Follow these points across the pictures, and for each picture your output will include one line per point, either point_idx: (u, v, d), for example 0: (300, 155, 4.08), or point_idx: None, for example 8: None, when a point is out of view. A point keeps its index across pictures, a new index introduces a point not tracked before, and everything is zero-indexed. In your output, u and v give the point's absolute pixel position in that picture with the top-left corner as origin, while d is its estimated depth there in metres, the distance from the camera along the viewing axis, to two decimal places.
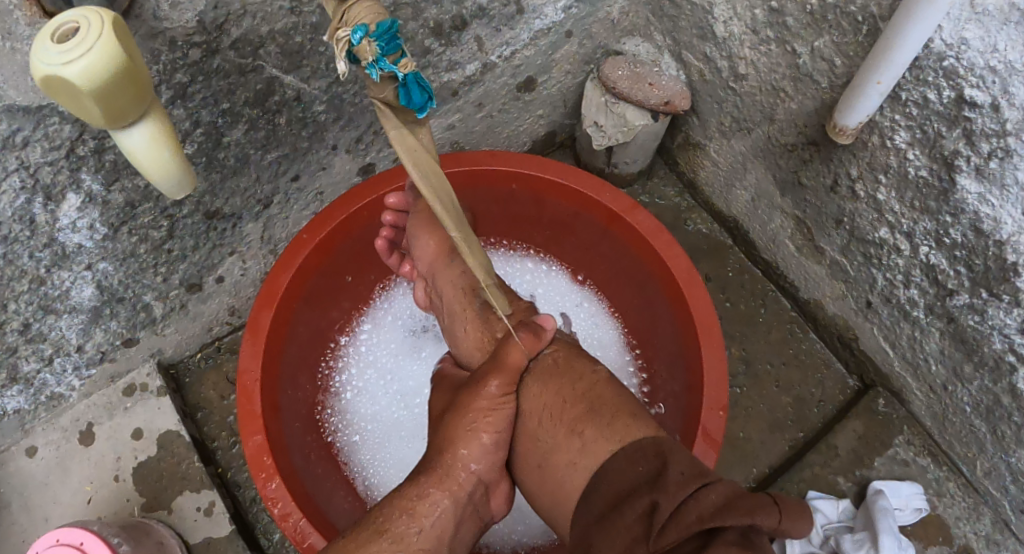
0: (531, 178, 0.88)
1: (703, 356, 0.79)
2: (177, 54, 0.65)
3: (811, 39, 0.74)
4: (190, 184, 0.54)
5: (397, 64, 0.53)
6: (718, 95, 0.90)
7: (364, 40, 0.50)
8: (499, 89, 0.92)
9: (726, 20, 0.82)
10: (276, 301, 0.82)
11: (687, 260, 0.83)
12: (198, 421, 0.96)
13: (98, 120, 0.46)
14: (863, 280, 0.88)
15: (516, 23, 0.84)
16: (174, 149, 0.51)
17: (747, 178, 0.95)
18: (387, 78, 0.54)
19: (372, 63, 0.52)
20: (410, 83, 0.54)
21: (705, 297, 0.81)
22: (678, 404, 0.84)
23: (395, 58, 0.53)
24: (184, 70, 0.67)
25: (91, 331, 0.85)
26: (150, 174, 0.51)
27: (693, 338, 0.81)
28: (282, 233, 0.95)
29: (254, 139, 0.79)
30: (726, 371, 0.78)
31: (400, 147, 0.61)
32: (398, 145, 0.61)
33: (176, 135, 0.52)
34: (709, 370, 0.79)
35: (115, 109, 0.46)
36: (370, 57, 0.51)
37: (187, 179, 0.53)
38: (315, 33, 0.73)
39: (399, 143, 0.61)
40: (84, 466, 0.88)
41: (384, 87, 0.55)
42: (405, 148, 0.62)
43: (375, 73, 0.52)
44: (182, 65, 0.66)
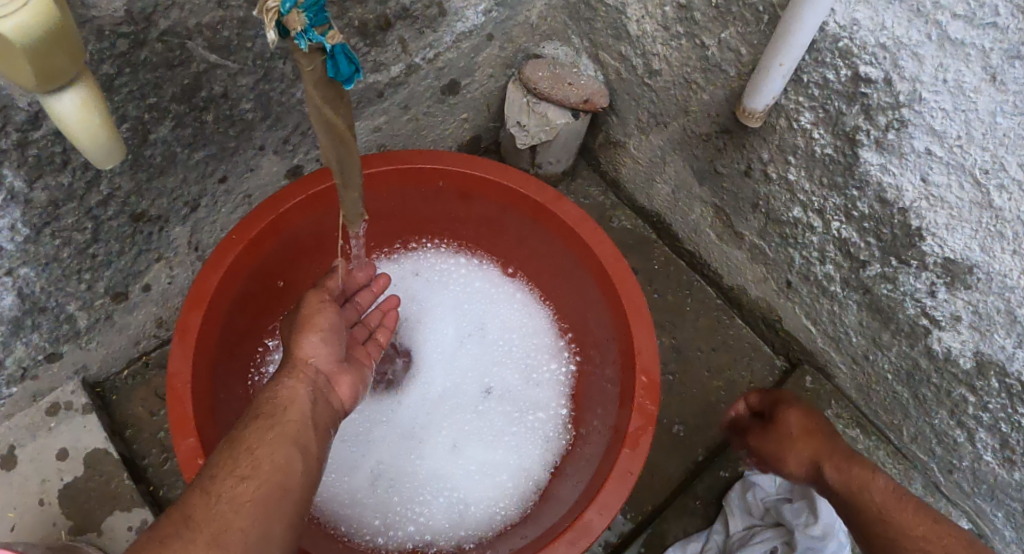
0: (458, 175, 0.89)
1: (635, 337, 0.82)
2: (103, 45, 0.65)
3: (718, 31, 0.79)
4: (119, 152, 0.55)
5: (325, 36, 0.53)
6: (635, 92, 0.96)
7: (293, 10, 0.50)
8: (424, 91, 0.95)
9: (639, 18, 0.88)
10: (205, 303, 0.80)
11: (614, 246, 0.85)
12: (127, 439, 0.92)
13: (32, 82, 0.47)
14: (782, 260, 0.93)
15: (439, 26, 0.87)
16: (104, 114, 0.52)
17: (667, 172, 1.00)
18: (314, 51, 0.54)
19: (301, 34, 0.51)
20: (338, 55, 0.55)
21: (634, 281, 0.83)
22: (614, 387, 0.86)
23: (322, 31, 0.53)
24: (111, 61, 0.66)
25: (10, 344, 0.81)
26: (81, 140, 0.52)
27: (624, 321, 0.83)
28: (210, 239, 0.94)
29: (181, 137, 0.78)
30: (658, 350, 0.81)
31: (331, 124, 0.62)
32: (329, 122, 0.62)
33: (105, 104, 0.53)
34: (641, 350, 0.81)
35: (49, 69, 0.46)
36: (299, 28, 0.51)
37: (117, 147, 0.54)
38: (242, 28, 0.74)
39: (329, 121, 0.62)
40: (5, 492, 0.82)
41: (311, 59, 0.55)
42: (335, 124, 0.63)
43: (304, 44, 0.52)
44: (108, 55, 0.66)
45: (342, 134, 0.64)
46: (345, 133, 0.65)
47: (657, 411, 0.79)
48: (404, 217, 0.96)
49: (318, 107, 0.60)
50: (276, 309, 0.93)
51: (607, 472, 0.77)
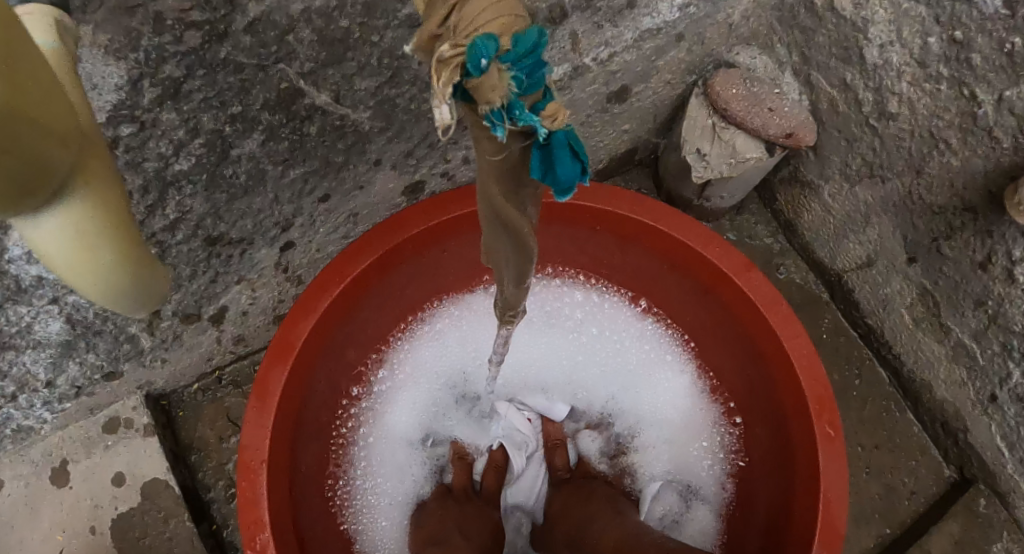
0: (618, 219, 0.69)
1: (821, 476, 0.61)
2: (166, 38, 0.46)
3: (1002, 86, 0.58)
4: (149, 286, 0.33)
5: (538, 111, 0.31)
6: (850, 131, 0.72)
7: (495, 72, 0.28)
8: (586, 98, 0.71)
9: (883, 44, 0.65)
10: (293, 355, 0.65)
11: (809, 343, 0.64)
12: (190, 465, 0.81)
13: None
14: (994, 372, 0.73)
15: (621, 18, 0.64)
16: (120, 239, 0.30)
17: (868, 233, 0.77)
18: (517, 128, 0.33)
19: (499, 113, 0.29)
20: (559, 147, 0.32)
21: (829, 403, 0.63)
22: (778, 523, 0.66)
23: (533, 101, 0.31)
24: (176, 60, 0.48)
25: (63, 365, 0.70)
26: (82, 279, 0.30)
27: (804, 442, 0.63)
28: (303, 259, 0.75)
29: (274, 152, 0.60)
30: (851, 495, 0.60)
31: (506, 221, 0.40)
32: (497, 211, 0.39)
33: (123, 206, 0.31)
34: (830, 492, 0.61)
35: (5, 199, 0.25)
36: (500, 102, 0.29)
37: (145, 284, 0.32)
38: (368, 16, 0.53)
39: (509, 221, 0.40)
40: (56, 510, 0.76)
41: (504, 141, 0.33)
42: (512, 222, 0.40)
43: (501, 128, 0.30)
44: (172, 53, 0.47)
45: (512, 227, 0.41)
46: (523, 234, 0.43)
47: None
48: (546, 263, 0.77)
49: (488, 193, 0.38)
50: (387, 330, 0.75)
51: None
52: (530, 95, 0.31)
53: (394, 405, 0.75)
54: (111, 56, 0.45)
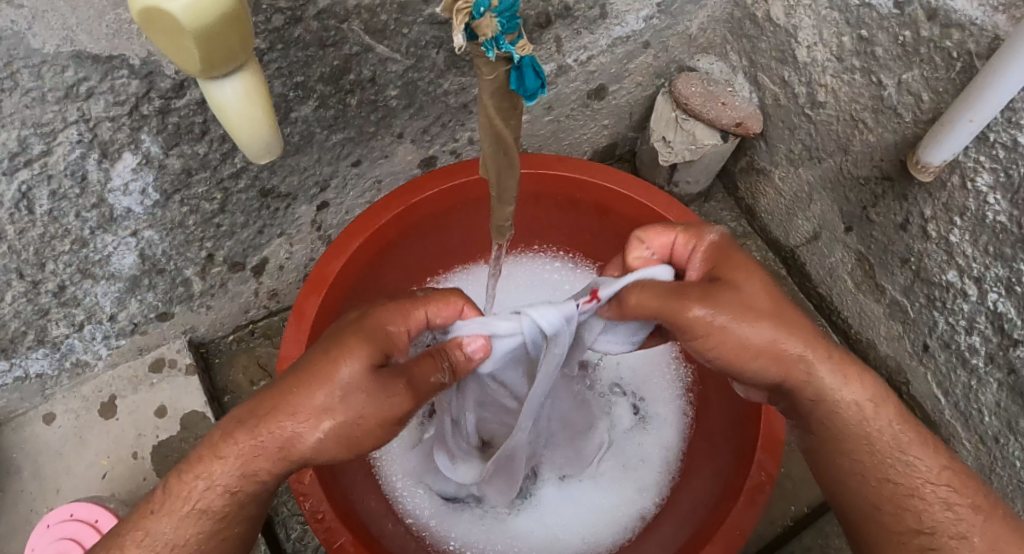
0: (595, 189, 0.82)
1: None
2: (260, 18, 0.61)
3: (900, 72, 0.74)
4: (276, 151, 0.48)
5: (514, 45, 0.47)
6: (792, 121, 0.87)
7: (487, 15, 0.44)
8: (571, 93, 0.87)
9: (811, 45, 0.81)
10: (326, 287, 0.76)
11: None
12: (224, 405, 0.91)
13: (195, 67, 0.41)
14: (923, 324, 0.85)
15: (598, 26, 0.80)
16: (266, 104, 0.45)
17: (812, 209, 0.91)
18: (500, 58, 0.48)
19: (490, 42, 0.45)
20: (525, 69, 0.48)
21: None
22: (730, 440, 0.77)
23: (511, 38, 0.47)
24: (264, 36, 0.62)
25: (126, 301, 0.82)
26: (237, 131, 0.45)
27: None
28: (333, 220, 0.87)
29: (322, 118, 0.74)
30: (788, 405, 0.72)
31: (498, 135, 0.55)
32: (491, 125, 0.54)
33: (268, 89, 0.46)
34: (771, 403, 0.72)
35: (215, 55, 0.40)
36: (490, 34, 0.45)
37: (273, 147, 0.47)
38: (401, 13, 0.68)
39: (500, 136, 0.55)
40: (102, 439, 0.87)
41: (494, 67, 0.49)
42: (502, 136, 0.55)
43: (491, 52, 0.46)
44: (262, 30, 0.62)
45: (504, 142, 0.55)
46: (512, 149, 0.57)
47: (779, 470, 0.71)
48: (536, 230, 0.90)
49: (487, 111, 0.52)
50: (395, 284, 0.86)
51: (714, 526, 0.70)
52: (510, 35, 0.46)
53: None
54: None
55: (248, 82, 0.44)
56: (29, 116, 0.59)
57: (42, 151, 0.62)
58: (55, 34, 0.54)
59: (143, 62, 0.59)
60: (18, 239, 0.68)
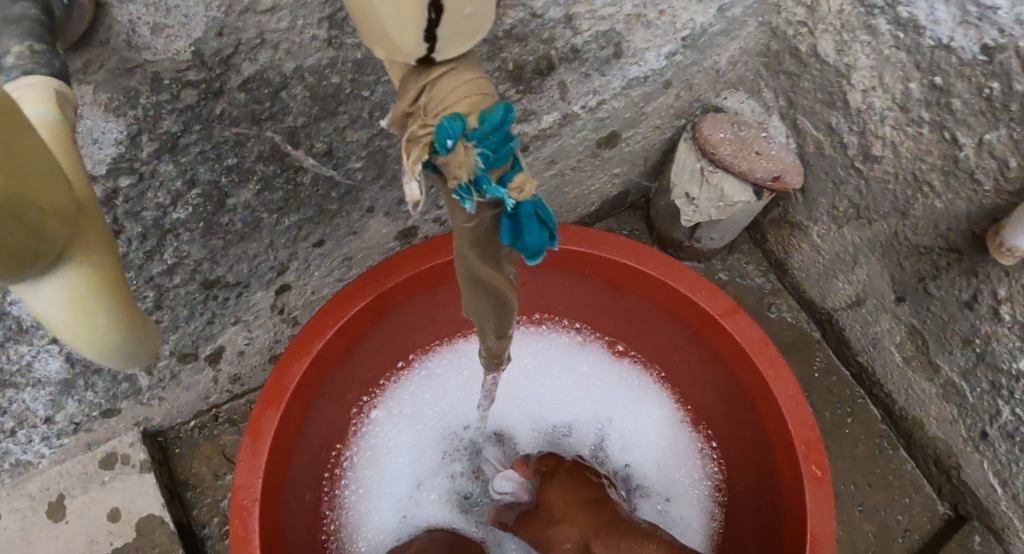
0: (606, 262, 0.69)
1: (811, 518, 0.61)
2: (164, 96, 0.48)
3: (982, 130, 0.60)
4: (141, 356, 0.33)
5: (504, 182, 0.34)
6: (837, 174, 0.74)
7: (459, 144, 0.31)
8: (576, 145, 0.73)
9: (866, 88, 0.67)
10: (287, 397, 0.64)
11: (796, 385, 0.65)
12: (186, 502, 0.81)
13: None
14: (983, 409, 0.73)
15: (608, 69, 0.66)
16: (110, 305, 0.30)
17: (857, 273, 0.78)
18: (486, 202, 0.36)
19: (467, 185, 0.33)
20: (527, 216, 0.35)
21: (817, 445, 0.63)
22: None
23: (502, 172, 0.34)
24: (174, 115, 0.50)
25: (62, 402, 0.71)
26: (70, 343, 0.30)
27: (792, 482, 0.63)
28: (298, 300, 0.74)
29: (268, 203, 0.61)
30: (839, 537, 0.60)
31: (483, 282, 0.42)
32: (471, 272, 0.41)
33: (119, 278, 0.31)
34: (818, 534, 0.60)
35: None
36: (467, 175, 0.32)
37: (131, 354, 0.32)
38: (359, 72, 0.55)
39: (486, 281, 0.42)
40: (51, 545, 0.76)
41: (476, 213, 0.36)
42: (489, 283, 0.43)
43: (469, 199, 0.33)
44: (171, 109, 0.49)
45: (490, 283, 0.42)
46: (505, 290, 0.44)
47: None
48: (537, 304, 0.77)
49: (463, 254, 0.40)
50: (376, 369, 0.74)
51: None
52: (499, 167, 0.33)
53: (382, 453, 0.74)
54: (110, 114, 0.47)
55: (73, 282, 0.29)
56: None
57: None
58: None
59: None
60: None
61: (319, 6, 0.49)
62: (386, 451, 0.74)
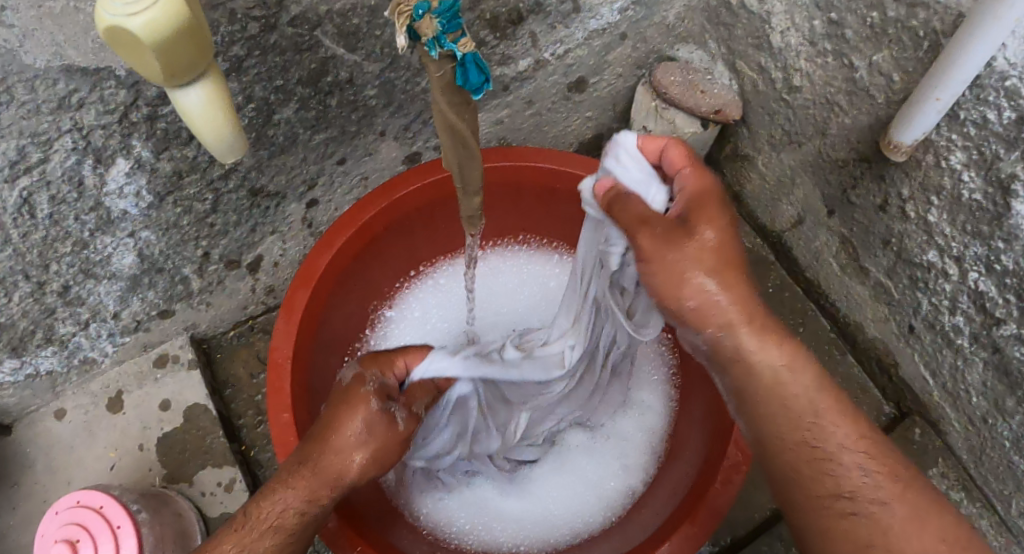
0: (573, 178, 0.83)
1: None
2: (236, 27, 0.64)
3: (870, 53, 0.74)
4: (241, 151, 0.52)
5: (456, 43, 0.49)
6: (770, 107, 0.88)
7: (426, 15, 0.46)
8: (550, 87, 0.88)
9: (784, 30, 0.81)
10: (314, 281, 0.79)
11: None
12: (226, 397, 0.95)
13: (159, 77, 0.45)
14: (908, 305, 0.84)
15: (572, 21, 0.81)
16: (227, 108, 0.49)
17: (796, 194, 0.91)
18: (445, 57, 0.50)
19: (431, 41, 0.48)
20: (468, 65, 0.50)
21: None
22: (709, 422, 0.78)
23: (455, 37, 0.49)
24: (242, 44, 0.65)
25: (128, 299, 0.86)
26: (202, 134, 0.49)
27: None
28: (324, 216, 0.92)
29: (304, 119, 0.77)
30: None
31: (454, 128, 0.56)
32: (446, 118, 0.55)
33: (229, 93, 0.50)
34: None
35: (175, 65, 0.44)
36: (429, 33, 0.47)
37: (238, 147, 0.52)
38: (373, 15, 0.71)
39: (454, 129, 0.57)
40: (110, 432, 0.91)
41: (440, 66, 0.51)
42: (459, 130, 0.57)
43: (433, 51, 0.49)
44: (240, 38, 0.65)
45: (456, 128, 0.56)
46: (471, 144, 0.59)
47: (755, 451, 0.71)
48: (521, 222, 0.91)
49: (438, 104, 0.54)
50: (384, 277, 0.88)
51: (693, 506, 0.71)
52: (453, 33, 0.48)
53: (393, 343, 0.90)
54: None
55: (210, 90, 0.48)
56: (26, 126, 0.62)
57: (40, 159, 0.65)
58: (46, 50, 0.58)
59: (128, 73, 0.63)
60: (22, 242, 0.72)
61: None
62: (397, 340, 0.90)
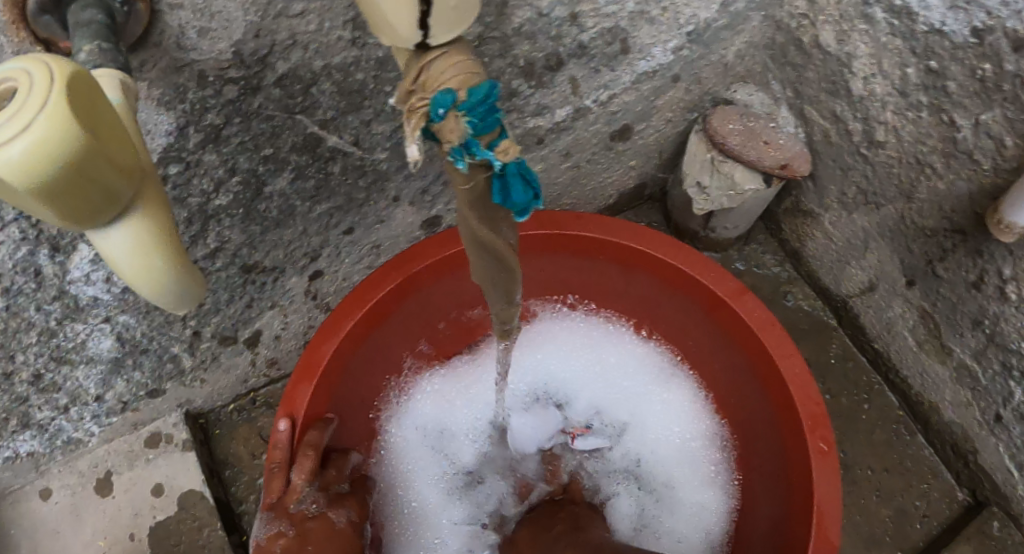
0: (619, 249, 0.73)
1: (816, 489, 0.63)
2: (208, 91, 0.53)
3: (976, 111, 0.62)
4: (196, 293, 0.39)
5: (495, 149, 0.35)
6: (844, 161, 0.76)
7: (449, 116, 0.33)
8: (591, 137, 0.77)
9: (867, 76, 0.69)
10: (319, 373, 0.69)
11: (802, 364, 0.67)
12: (225, 480, 0.86)
13: (59, 222, 0.32)
14: (996, 392, 0.73)
15: (618, 64, 0.69)
16: (169, 245, 0.36)
17: (868, 259, 0.80)
18: (479, 166, 0.37)
19: (458, 150, 0.35)
20: (513, 177, 0.36)
21: (823, 421, 0.65)
22: (775, 537, 0.68)
23: (492, 138, 0.35)
24: (217, 109, 0.54)
25: (111, 381, 0.77)
26: (137, 283, 0.36)
27: (800, 456, 0.66)
28: (330, 288, 0.80)
29: (303, 190, 0.65)
30: (841, 507, 0.62)
31: (488, 245, 0.45)
32: (477, 236, 0.45)
33: (172, 223, 0.37)
34: (823, 504, 0.63)
35: (75, 208, 0.31)
36: (456, 141, 0.34)
37: (190, 291, 0.38)
38: (381, 69, 0.59)
39: (488, 243, 0.45)
40: (98, 518, 0.82)
41: (471, 176, 0.38)
42: (493, 244, 0.46)
43: (461, 162, 0.35)
44: (214, 103, 0.54)
45: (488, 243, 0.45)
46: (506, 252, 0.47)
47: None
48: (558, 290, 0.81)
49: (466, 218, 0.43)
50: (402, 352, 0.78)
51: None
52: (489, 135, 0.35)
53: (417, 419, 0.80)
54: (162, 107, 0.52)
55: (140, 228, 0.35)
56: None
57: None
58: None
59: None
60: None
61: (343, 10, 0.53)
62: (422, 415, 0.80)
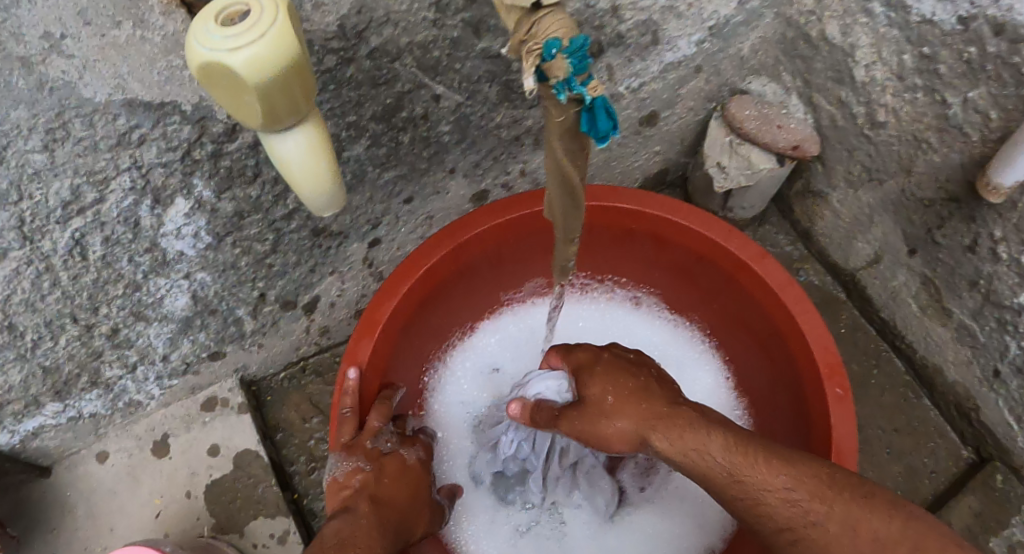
0: (651, 220, 0.80)
1: (835, 429, 0.69)
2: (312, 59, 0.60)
3: (966, 90, 0.71)
4: (336, 198, 0.48)
5: (586, 86, 0.44)
6: (850, 143, 0.85)
7: (557, 55, 0.43)
8: (623, 122, 0.86)
9: (869, 64, 0.79)
10: (379, 329, 0.75)
11: (820, 319, 0.74)
12: (277, 443, 0.91)
13: (257, 122, 0.41)
14: (993, 348, 0.81)
15: (649, 53, 0.78)
16: (327, 153, 0.45)
17: (873, 233, 0.89)
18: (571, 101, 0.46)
19: (561, 83, 0.44)
20: (599, 109, 0.45)
21: (839, 369, 0.71)
22: None
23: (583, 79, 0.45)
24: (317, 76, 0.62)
25: (178, 342, 0.82)
26: (299, 182, 0.46)
27: (819, 402, 0.72)
28: (385, 256, 0.88)
29: (375, 156, 0.73)
30: (858, 444, 0.68)
31: (566, 179, 0.54)
32: (560, 167, 0.53)
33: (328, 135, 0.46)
34: (842, 442, 0.69)
35: (275, 108, 0.40)
36: (561, 75, 0.43)
37: (334, 193, 0.48)
38: (454, 48, 0.68)
39: (565, 178, 0.54)
40: (155, 478, 0.86)
41: (564, 110, 0.47)
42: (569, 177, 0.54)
43: (562, 94, 0.44)
44: (316, 70, 0.61)
45: (568, 177, 0.53)
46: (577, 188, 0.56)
47: None
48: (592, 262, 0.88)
49: (553, 151, 0.51)
50: (449, 316, 0.85)
51: None
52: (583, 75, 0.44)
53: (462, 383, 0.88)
54: None
55: (310, 136, 0.44)
56: (83, 164, 0.58)
57: (96, 200, 0.61)
58: (109, 83, 0.53)
59: (195, 108, 0.58)
60: (71, 284, 0.67)
61: None
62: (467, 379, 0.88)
